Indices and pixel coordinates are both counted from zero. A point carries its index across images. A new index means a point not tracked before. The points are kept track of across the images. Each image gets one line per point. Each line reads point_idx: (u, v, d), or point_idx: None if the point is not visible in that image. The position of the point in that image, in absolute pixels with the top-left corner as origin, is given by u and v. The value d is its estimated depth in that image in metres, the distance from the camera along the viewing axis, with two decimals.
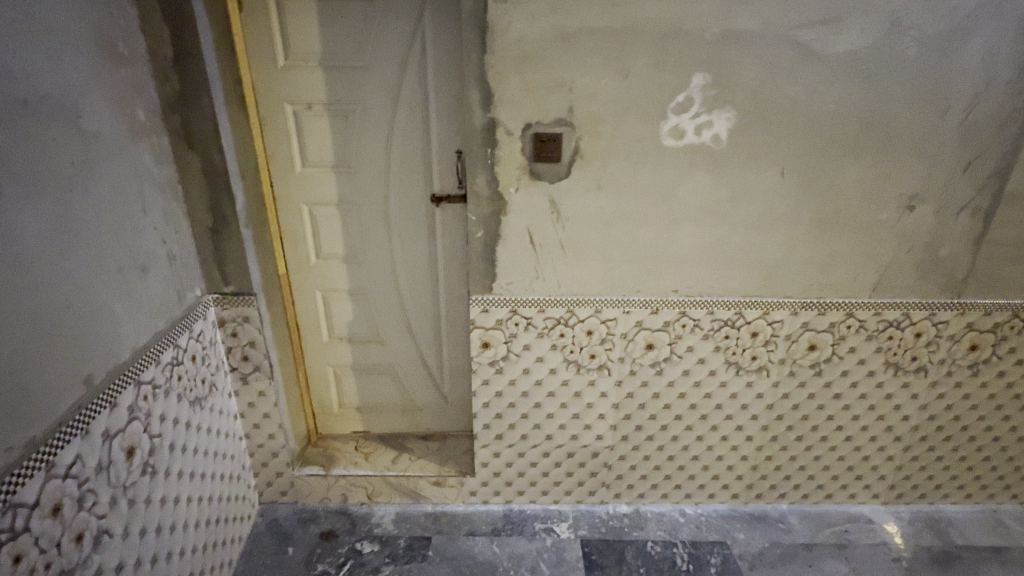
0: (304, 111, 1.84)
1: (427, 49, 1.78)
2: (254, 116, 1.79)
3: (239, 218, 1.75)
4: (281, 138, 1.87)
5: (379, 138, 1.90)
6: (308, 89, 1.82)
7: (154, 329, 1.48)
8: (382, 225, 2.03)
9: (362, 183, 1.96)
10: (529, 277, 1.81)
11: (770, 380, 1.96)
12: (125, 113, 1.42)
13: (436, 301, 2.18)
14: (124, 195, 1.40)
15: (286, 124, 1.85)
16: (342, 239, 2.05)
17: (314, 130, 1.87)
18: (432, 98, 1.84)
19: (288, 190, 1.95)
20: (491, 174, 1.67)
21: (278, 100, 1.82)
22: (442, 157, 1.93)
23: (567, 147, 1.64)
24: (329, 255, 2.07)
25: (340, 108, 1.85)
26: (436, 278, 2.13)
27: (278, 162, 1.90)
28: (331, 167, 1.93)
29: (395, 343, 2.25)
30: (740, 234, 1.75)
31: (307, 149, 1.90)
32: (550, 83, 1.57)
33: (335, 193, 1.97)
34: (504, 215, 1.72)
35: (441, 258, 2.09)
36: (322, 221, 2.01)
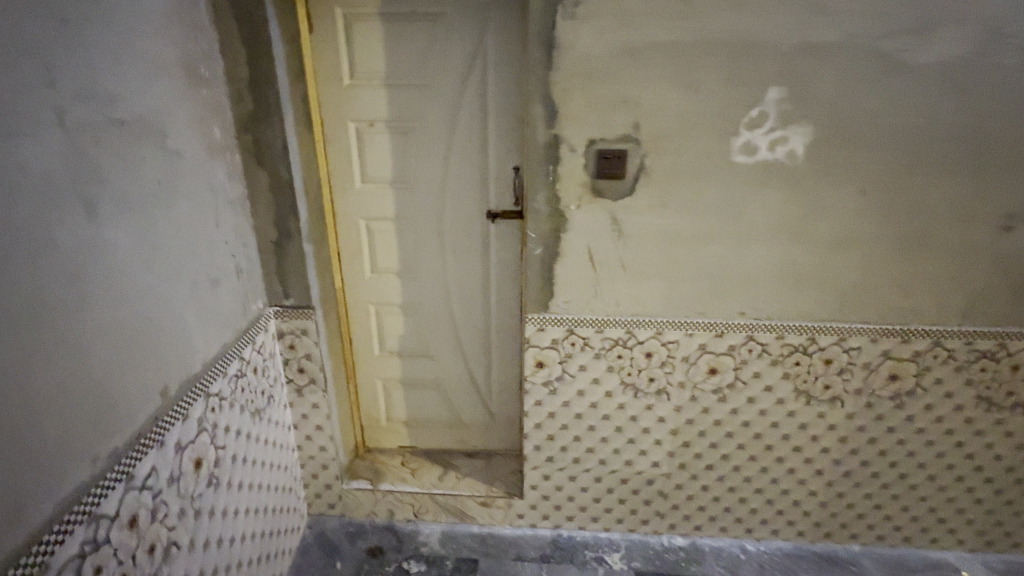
0: (366, 128, 1.87)
1: (489, 66, 1.79)
2: (319, 133, 1.83)
3: (303, 233, 1.79)
4: (343, 154, 1.90)
5: (437, 154, 1.91)
6: (371, 107, 1.85)
7: (222, 341, 1.51)
8: (437, 240, 2.03)
9: (418, 198, 1.97)
10: (588, 296, 1.76)
11: (844, 411, 1.83)
12: (204, 133, 1.47)
13: (487, 317, 2.16)
14: (200, 211, 1.44)
15: (349, 141, 1.89)
16: (397, 253, 2.06)
17: (375, 146, 1.90)
18: (492, 115, 1.84)
19: (347, 205, 1.98)
20: (552, 191, 1.64)
21: (342, 118, 1.86)
22: (499, 174, 1.92)
23: (632, 164, 1.59)
24: (384, 269, 2.08)
25: (401, 125, 1.87)
26: (488, 294, 2.11)
27: (339, 178, 1.93)
28: (390, 183, 1.95)
29: (445, 358, 2.24)
30: (814, 255, 1.65)
31: (367, 166, 1.93)
32: (616, 99, 1.53)
33: (392, 208, 1.98)
34: (563, 233, 1.69)
35: (494, 274, 2.07)
36: (378, 235, 2.03)
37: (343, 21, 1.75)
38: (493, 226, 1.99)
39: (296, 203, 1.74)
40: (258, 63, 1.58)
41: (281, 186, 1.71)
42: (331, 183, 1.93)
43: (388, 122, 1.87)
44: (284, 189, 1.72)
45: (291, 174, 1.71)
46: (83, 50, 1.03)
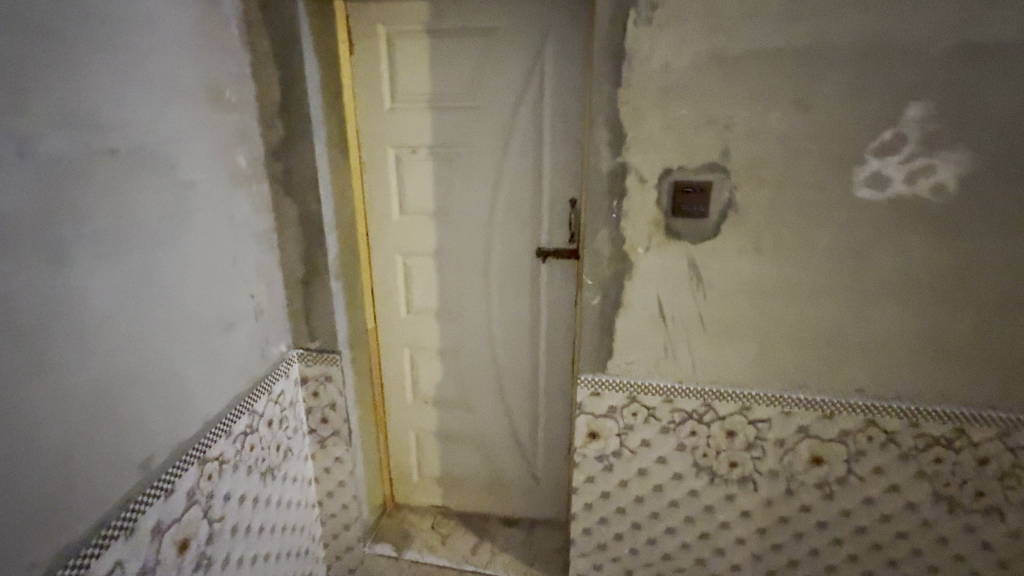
0: (406, 155, 1.69)
1: (546, 85, 1.55)
2: (354, 160, 1.66)
3: (331, 270, 1.61)
4: (380, 183, 1.72)
5: (483, 184, 1.68)
6: (413, 132, 1.66)
7: (233, 392, 1.34)
8: (480, 280, 1.79)
9: (462, 233, 1.74)
10: (656, 357, 1.44)
11: (1005, 528, 1.37)
12: (227, 161, 1.33)
13: (535, 368, 1.88)
14: (217, 248, 1.28)
15: (387, 169, 1.70)
16: (435, 293, 1.83)
17: (415, 175, 1.71)
18: (546, 140, 1.60)
19: (384, 238, 1.78)
20: (616, 231, 1.36)
21: (380, 144, 1.68)
22: (552, 206, 1.66)
23: (718, 199, 1.28)
24: (421, 310, 1.86)
25: (444, 152, 1.67)
26: (536, 342, 1.84)
27: (375, 209, 1.75)
28: (430, 215, 1.74)
29: (485, 411, 1.97)
30: (967, 320, 1.25)
31: (406, 196, 1.73)
32: (700, 119, 1.24)
33: (432, 243, 1.77)
34: (628, 280, 1.40)
35: (544, 320, 1.80)
36: (416, 272, 1.82)
37: (386, 38, 1.59)
38: (545, 266, 1.73)
39: (324, 237, 1.56)
40: (290, 85, 1.43)
41: (310, 219, 1.54)
42: (367, 215, 1.75)
43: (430, 149, 1.67)
44: (313, 222, 1.54)
45: (322, 205, 1.53)
46: (68, 69, 0.90)
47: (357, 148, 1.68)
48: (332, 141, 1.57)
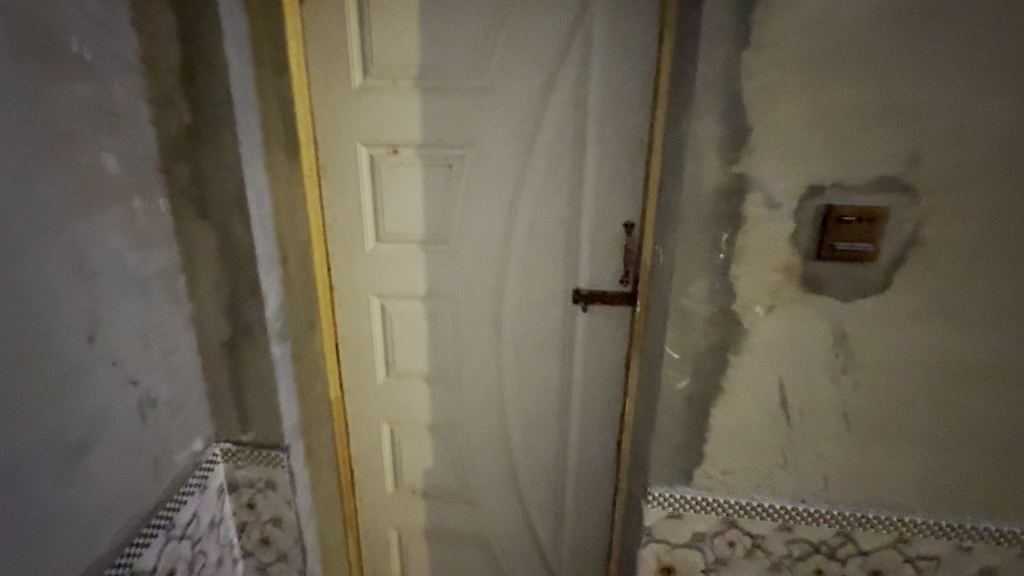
0: (385, 157, 1.15)
1: (595, 55, 1.04)
2: (309, 165, 1.07)
3: (271, 330, 1.05)
4: (348, 197, 1.17)
5: (499, 200, 1.16)
6: (394, 123, 1.12)
7: (71, 557, 0.80)
8: (491, 332, 1.27)
9: (466, 270, 1.22)
10: (770, 466, 0.97)
11: None
12: (77, 166, 0.76)
13: (565, 451, 1.36)
14: (49, 322, 0.73)
15: (357, 177, 1.16)
16: (427, 351, 1.30)
17: (398, 186, 1.17)
18: (594, 138, 1.09)
19: (353, 275, 1.23)
20: (723, 281, 0.87)
21: (349, 140, 1.14)
22: (599, 232, 1.15)
23: (892, 235, 0.81)
24: (406, 374, 1.32)
25: (441, 154, 1.14)
26: (568, 417, 1.32)
27: (340, 233, 1.20)
28: (421, 244, 1.21)
29: (493, 506, 1.44)
30: None
31: (385, 215, 1.19)
32: (875, 106, 0.76)
33: (422, 282, 1.23)
34: (735, 355, 0.91)
35: (580, 387, 1.29)
36: (400, 323, 1.27)
37: None
38: (583, 314, 1.23)
39: (259, 281, 1.00)
40: (198, 41, 0.88)
41: (233, 254, 0.98)
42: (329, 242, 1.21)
43: (422, 149, 1.14)
44: (239, 259, 0.99)
45: (253, 231, 0.97)
46: None
47: (312, 146, 1.09)
48: (269, 133, 1.01)
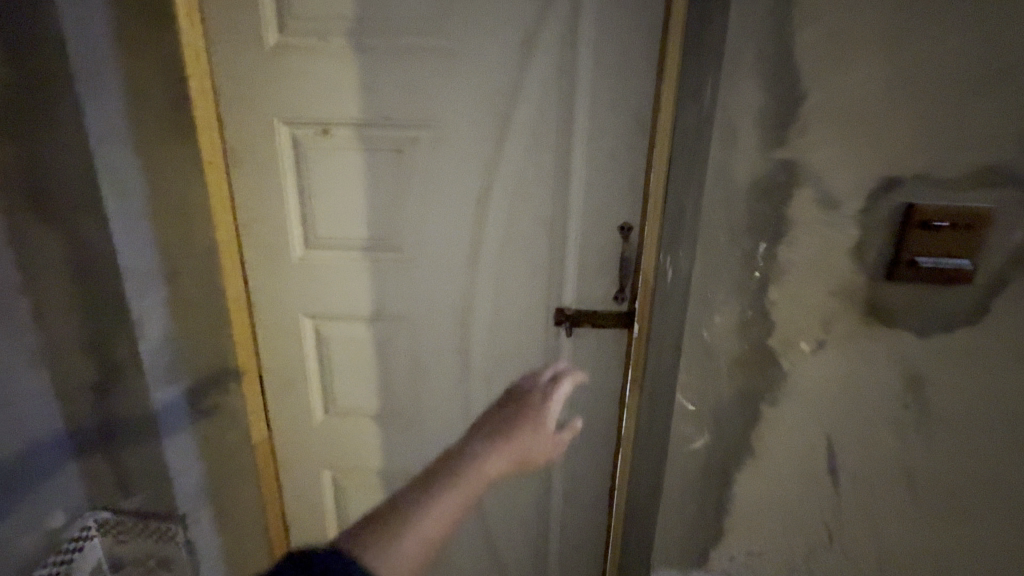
0: (313, 139, 0.87)
1: (585, 6, 0.79)
2: (209, 151, 0.83)
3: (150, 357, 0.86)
4: (265, 190, 0.90)
5: (466, 198, 0.89)
6: (325, 94, 0.84)
7: None
8: (456, 364, 1.00)
9: (424, 285, 0.94)
10: (810, 548, 0.74)
11: None
12: None
13: (546, 502, 1.12)
14: None
15: (278, 165, 0.89)
16: (376, 387, 1.03)
17: (335, 178, 0.89)
18: (582, 116, 0.84)
19: (277, 291, 0.96)
20: (760, 310, 0.62)
21: (264, 116, 0.86)
22: (588, 236, 0.90)
23: (997, 249, 0.58)
24: (350, 414, 1.05)
25: (391, 137, 0.86)
26: (549, 462, 1.08)
27: (256, 237, 0.93)
28: (362, 251, 0.93)
29: (460, 565, 1.20)
30: None
31: (315, 215, 0.91)
32: (984, 65, 0.53)
33: (367, 301, 0.96)
34: (772, 409, 0.66)
35: (564, 427, 1.05)
36: (339, 351, 1.00)
37: None
38: (569, 340, 0.97)
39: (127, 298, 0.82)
40: None
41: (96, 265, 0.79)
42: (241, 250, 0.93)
43: (366, 131, 0.86)
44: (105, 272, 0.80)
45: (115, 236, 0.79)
46: None
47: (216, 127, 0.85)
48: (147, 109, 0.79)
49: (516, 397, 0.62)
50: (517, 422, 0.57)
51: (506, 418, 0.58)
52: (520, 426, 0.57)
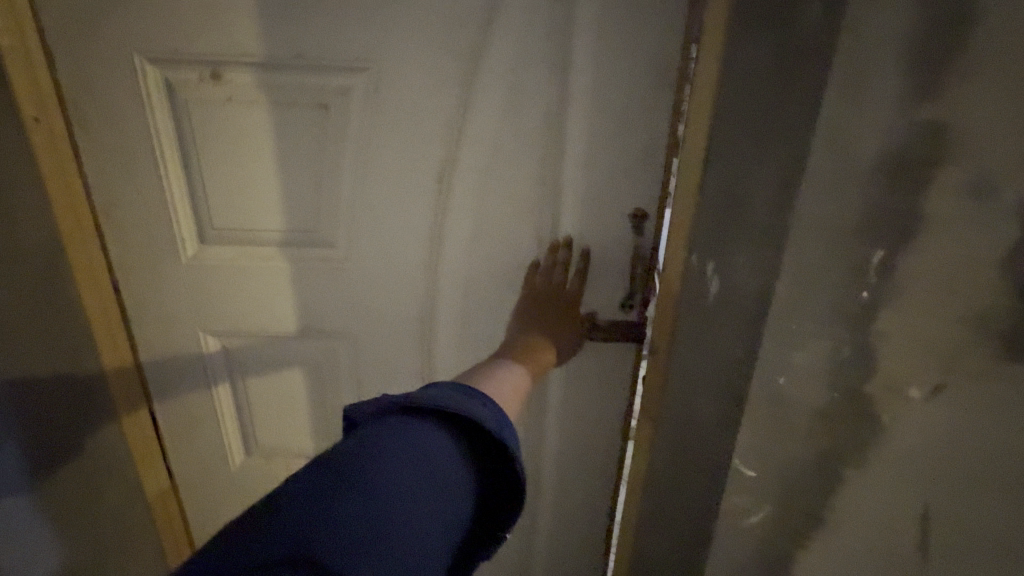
0: (197, 89, 0.58)
1: None
2: (31, 101, 0.56)
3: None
4: (130, 164, 0.61)
5: (419, 173, 0.64)
6: (205, 18, 0.55)
7: None
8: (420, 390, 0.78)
9: (369, 295, 0.70)
10: None
11: None
12: None
13: (530, 543, 0.93)
14: None
15: (147, 127, 0.60)
16: (309, 424, 0.79)
17: (234, 148, 0.61)
18: (588, 61, 0.59)
19: (164, 307, 0.69)
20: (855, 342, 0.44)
21: (114, 50, 0.56)
22: (594, 229, 0.67)
23: None
24: (278, 456, 0.81)
25: (311, 86, 0.59)
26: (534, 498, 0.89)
27: (125, 230, 0.65)
28: (280, 253, 0.67)
29: None
30: None
31: (208, 200, 0.64)
32: None
33: (293, 318, 0.71)
34: (858, 481, 0.48)
35: (552, 459, 0.85)
36: (260, 379, 0.75)
37: None
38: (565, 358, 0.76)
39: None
40: None
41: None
42: (105, 247, 0.66)
43: (272, 75, 0.58)
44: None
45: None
46: None
47: (42, 64, 0.56)
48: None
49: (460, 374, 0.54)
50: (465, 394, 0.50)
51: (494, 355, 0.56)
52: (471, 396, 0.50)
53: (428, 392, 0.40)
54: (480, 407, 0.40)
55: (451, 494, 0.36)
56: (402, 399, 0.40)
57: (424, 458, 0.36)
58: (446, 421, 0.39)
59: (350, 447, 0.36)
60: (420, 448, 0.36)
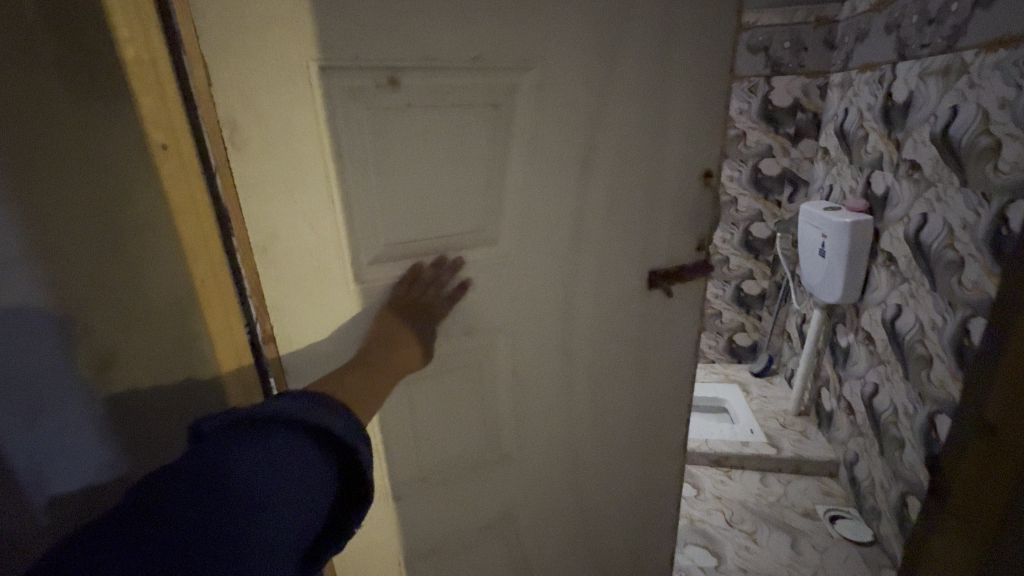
0: (375, 96, 0.51)
1: None
2: (159, 126, 0.47)
3: (27, 478, 0.56)
4: (293, 190, 0.51)
5: (574, 168, 0.64)
6: (389, 14, 0.48)
7: None
8: (574, 383, 0.78)
9: (528, 295, 0.69)
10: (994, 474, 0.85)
11: None
12: None
13: (648, 506, 0.98)
14: None
15: (320, 144, 0.50)
16: (468, 442, 0.73)
17: (408, 158, 0.55)
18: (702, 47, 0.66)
19: (328, 350, 0.58)
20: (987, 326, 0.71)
21: (280, 56, 0.46)
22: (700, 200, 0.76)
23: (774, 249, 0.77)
24: (434, 489, 0.73)
25: (483, 86, 0.55)
26: (652, 463, 0.93)
27: (288, 280, 0.54)
28: (456, 258, 0.62)
29: None
30: None
31: (378, 224, 0.56)
32: None
33: (461, 333, 0.66)
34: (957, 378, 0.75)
35: (665, 420, 0.91)
36: (425, 412, 0.68)
37: None
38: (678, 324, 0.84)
39: (15, 401, 0.53)
40: None
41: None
42: (258, 283, 0.53)
43: (448, 76, 0.53)
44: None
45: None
46: None
47: (198, 78, 0.44)
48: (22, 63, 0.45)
49: (362, 361, 0.56)
50: (375, 350, 0.58)
51: (344, 382, 0.53)
52: (377, 351, 0.58)
53: (280, 404, 0.43)
54: (339, 420, 0.45)
55: (314, 497, 0.41)
56: (253, 412, 0.42)
57: (296, 469, 0.40)
58: (307, 432, 0.43)
59: (210, 460, 0.38)
60: (285, 456, 0.40)
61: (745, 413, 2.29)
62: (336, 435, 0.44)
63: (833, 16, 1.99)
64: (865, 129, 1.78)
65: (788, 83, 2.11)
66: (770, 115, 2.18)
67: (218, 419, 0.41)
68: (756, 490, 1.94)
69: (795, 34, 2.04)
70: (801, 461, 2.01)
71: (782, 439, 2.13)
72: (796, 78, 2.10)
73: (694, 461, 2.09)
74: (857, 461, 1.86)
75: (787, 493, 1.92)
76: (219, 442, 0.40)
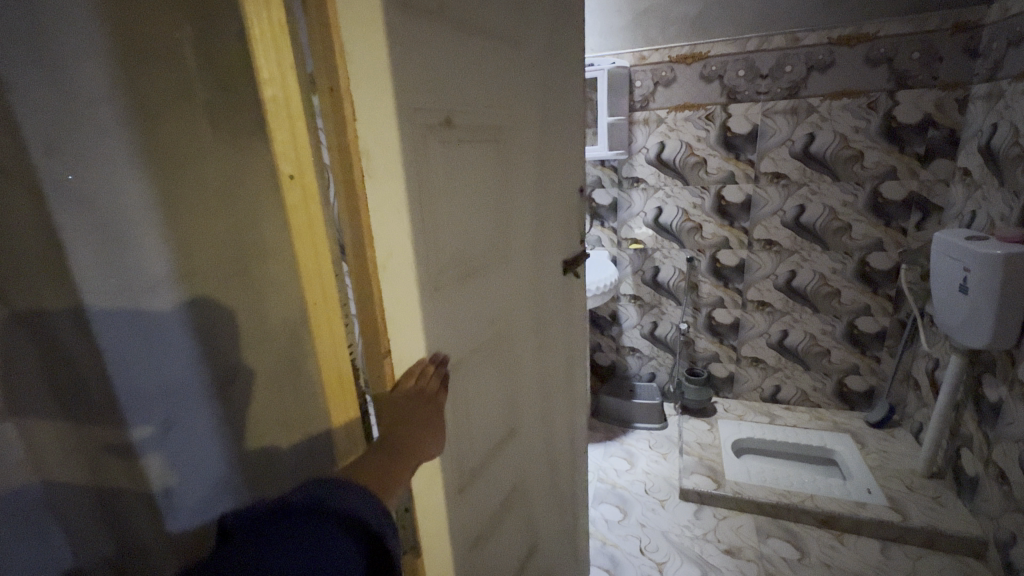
0: (441, 133, 0.68)
1: (563, 49, 1.02)
2: (289, 156, 0.48)
3: (158, 490, 0.51)
4: (393, 210, 0.61)
5: (529, 180, 0.96)
6: (449, 76, 0.68)
7: None
8: (542, 343, 1.09)
9: (510, 285, 0.92)
10: None
11: None
12: None
13: (573, 431, 1.30)
14: None
15: (415, 169, 0.64)
16: (495, 401, 0.91)
17: (458, 178, 0.74)
18: (573, 118, 1.11)
19: (414, 352, 0.67)
20: None
21: (388, 103, 0.58)
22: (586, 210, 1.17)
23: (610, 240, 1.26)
24: (473, 459, 0.85)
25: (491, 120, 0.80)
26: (574, 394, 1.28)
27: (394, 286, 0.62)
28: (483, 253, 0.82)
29: (548, 534, 1.21)
30: None
31: (445, 231, 0.72)
32: None
33: (486, 315, 0.85)
34: None
35: (580, 360, 1.28)
36: (465, 398, 0.81)
37: None
38: (576, 293, 1.25)
39: (154, 407, 0.50)
40: None
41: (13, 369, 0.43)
42: (370, 298, 0.58)
43: (480, 116, 0.77)
44: (89, 378, 0.46)
45: (94, 303, 0.45)
46: None
47: (334, 120, 0.52)
48: (177, 99, 0.47)
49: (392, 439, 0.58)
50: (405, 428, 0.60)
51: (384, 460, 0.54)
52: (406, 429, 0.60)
53: (303, 494, 0.43)
54: (363, 504, 0.45)
55: None
56: (277, 503, 0.42)
57: (323, 560, 0.39)
58: (334, 517, 0.43)
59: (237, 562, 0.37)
60: (312, 546, 0.40)
61: (861, 468, 2.01)
62: (351, 511, 0.44)
63: (977, 21, 1.77)
64: (1020, 145, 1.52)
65: (916, 98, 1.90)
66: (895, 133, 1.96)
67: (240, 512, 0.41)
68: (876, 562, 1.68)
69: (928, 43, 1.84)
70: (934, 533, 1.70)
71: (910, 504, 1.82)
72: (929, 91, 1.88)
73: (797, 517, 1.87)
74: (1012, 543, 1.54)
75: (916, 570, 1.64)
76: (240, 539, 0.39)
